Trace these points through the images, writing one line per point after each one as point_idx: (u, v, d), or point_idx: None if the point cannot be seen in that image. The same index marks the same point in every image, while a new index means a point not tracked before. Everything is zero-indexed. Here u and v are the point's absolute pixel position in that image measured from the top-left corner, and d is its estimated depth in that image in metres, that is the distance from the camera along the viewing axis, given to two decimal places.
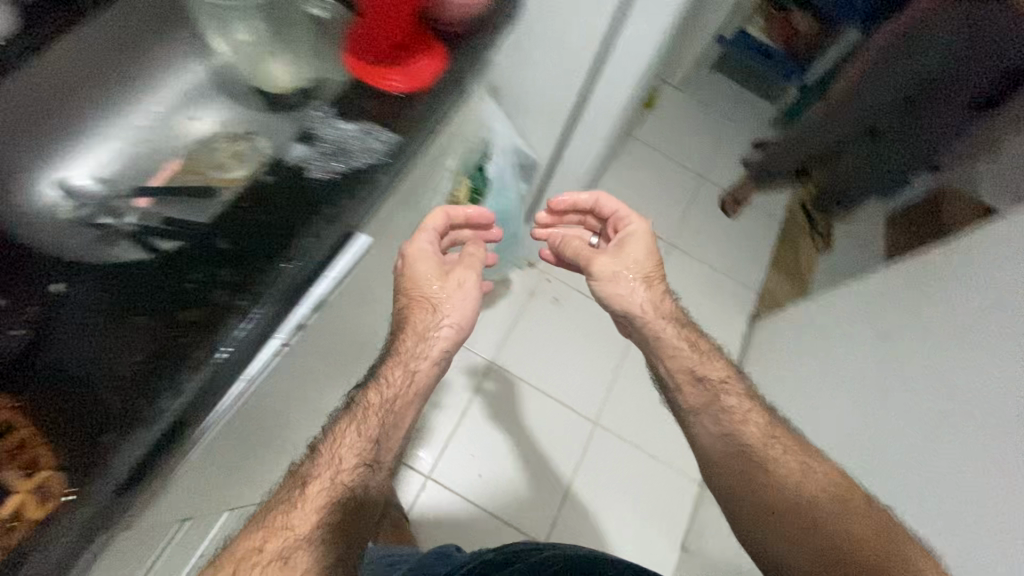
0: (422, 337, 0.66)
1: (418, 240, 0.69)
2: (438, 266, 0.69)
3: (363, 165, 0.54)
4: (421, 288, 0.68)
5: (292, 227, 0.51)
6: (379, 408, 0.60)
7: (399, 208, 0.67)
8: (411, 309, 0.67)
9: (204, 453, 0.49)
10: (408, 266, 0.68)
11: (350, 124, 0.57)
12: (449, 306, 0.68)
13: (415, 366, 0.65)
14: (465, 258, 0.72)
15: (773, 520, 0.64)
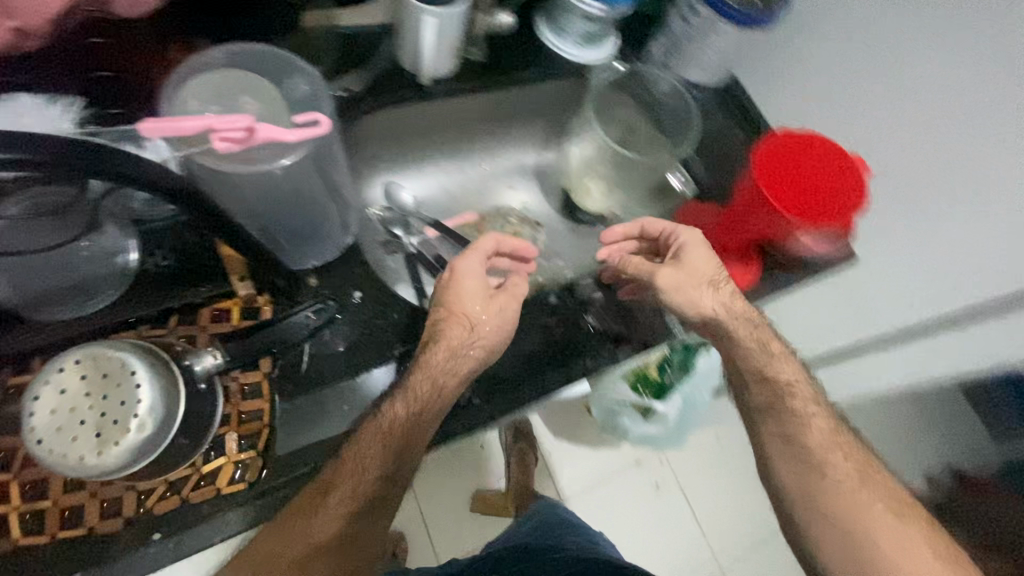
0: (458, 353, 0.54)
1: (461, 258, 0.58)
2: (484, 288, 0.58)
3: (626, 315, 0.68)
4: (459, 307, 0.56)
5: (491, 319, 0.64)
6: (401, 426, 0.50)
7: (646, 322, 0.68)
8: (444, 323, 0.55)
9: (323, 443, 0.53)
10: (455, 283, 0.57)
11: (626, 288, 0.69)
12: (487, 330, 0.56)
13: (449, 386, 0.53)
14: (511, 286, 0.59)
15: (819, 511, 0.56)
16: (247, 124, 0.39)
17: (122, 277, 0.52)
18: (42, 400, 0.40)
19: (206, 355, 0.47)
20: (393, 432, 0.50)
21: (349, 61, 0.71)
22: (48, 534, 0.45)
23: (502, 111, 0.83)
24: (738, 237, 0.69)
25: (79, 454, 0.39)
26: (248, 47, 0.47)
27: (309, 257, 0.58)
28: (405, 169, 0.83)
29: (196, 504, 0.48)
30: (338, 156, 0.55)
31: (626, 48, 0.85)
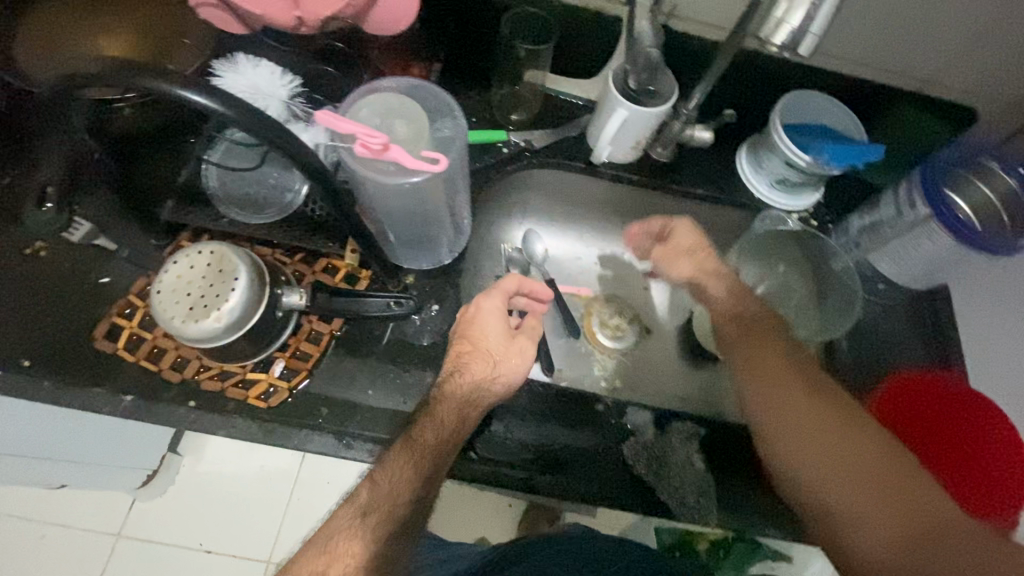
0: (482, 385, 0.58)
1: (488, 299, 0.61)
2: (506, 329, 0.61)
3: (666, 461, 0.62)
4: (484, 346, 0.59)
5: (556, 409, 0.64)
6: (429, 451, 0.54)
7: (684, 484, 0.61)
8: (458, 351, 0.59)
9: (356, 425, 0.58)
10: (477, 318, 0.60)
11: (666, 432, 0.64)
12: (507, 364, 0.59)
13: (470, 413, 0.57)
14: (526, 330, 0.64)
15: (810, 439, 0.53)
16: (384, 142, 0.41)
17: (283, 208, 0.62)
18: (177, 264, 0.51)
19: (295, 292, 0.57)
20: (414, 457, 0.53)
21: (544, 117, 0.77)
22: (133, 356, 0.57)
23: (659, 208, 0.82)
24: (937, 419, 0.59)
25: (171, 315, 0.49)
26: (419, 83, 0.47)
27: (411, 259, 0.65)
28: (551, 224, 0.88)
29: (231, 398, 0.57)
30: (464, 189, 0.59)
31: (824, 208, 0.77)
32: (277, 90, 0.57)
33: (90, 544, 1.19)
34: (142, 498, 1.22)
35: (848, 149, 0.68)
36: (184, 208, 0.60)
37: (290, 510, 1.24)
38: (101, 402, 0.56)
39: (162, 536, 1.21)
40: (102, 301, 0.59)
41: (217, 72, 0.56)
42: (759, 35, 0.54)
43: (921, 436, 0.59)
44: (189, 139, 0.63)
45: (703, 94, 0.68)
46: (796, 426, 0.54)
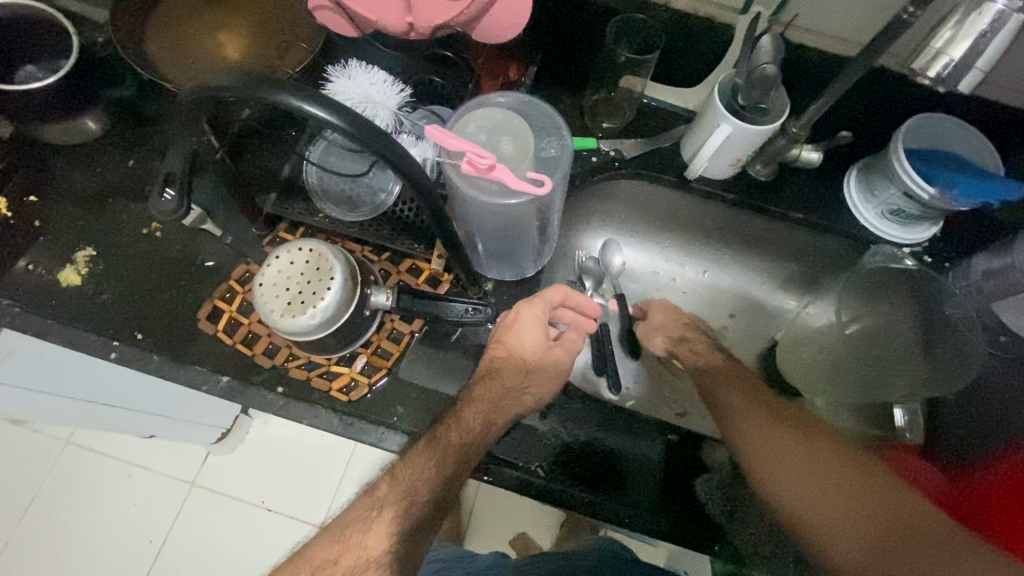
0: (512, 393, 0.59)
1: (527, 306, 0.62)
2: (544, 340, 0.62)
3: (711, 495, 0.60)
4: (520, 356, 0.60)
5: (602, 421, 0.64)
6: (450, 451, 0.53)
7: (732, 517, 0.59)
8: (492, 355, 0.60)
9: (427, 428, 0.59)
10: (516, 325, 0.61)
11: (722, 459, 0.62)
12: (540, 377, 0.61)
13: (496, 418, 0.57)
14: (564, 342, 0.65)
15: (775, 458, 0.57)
16: (491, 163, 0.41)
17: (375, 208, 0.63)
18: (279, 258, 0.54)
19: (383, 292, 0.58)
20: (434, 456, 0.53)
21: (636, 126, 0.74)
22: (231, 340, 0.60)
23: (748, 231, 0.78)
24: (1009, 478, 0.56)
25: (271, 308, 0.52)
26: (528, 99, 0.47)
27: (494, 269, 0.66)
28: (633, 237, 0.85)
29: (315, 388, 0.60)
30: (558, 207, 0.58)
31: (942, 244, 0.71)
32: (387, 99, 0.55)
33: (167, 487, 1.31)
34: (215, 453, 1.31)
35: (983, 185, 0.61)
36: (287, 198, 0.63)
37: (345, 484, 1.29)
38: (200, 380, 0.59)
39: (230, 490, 1.30)
40: (201, 278, 0.64)
41: (330, 78, 0.57)
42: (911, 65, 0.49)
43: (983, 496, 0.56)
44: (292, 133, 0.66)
45: (820, 113, 0.62)
46: (760, 441, 0.59)
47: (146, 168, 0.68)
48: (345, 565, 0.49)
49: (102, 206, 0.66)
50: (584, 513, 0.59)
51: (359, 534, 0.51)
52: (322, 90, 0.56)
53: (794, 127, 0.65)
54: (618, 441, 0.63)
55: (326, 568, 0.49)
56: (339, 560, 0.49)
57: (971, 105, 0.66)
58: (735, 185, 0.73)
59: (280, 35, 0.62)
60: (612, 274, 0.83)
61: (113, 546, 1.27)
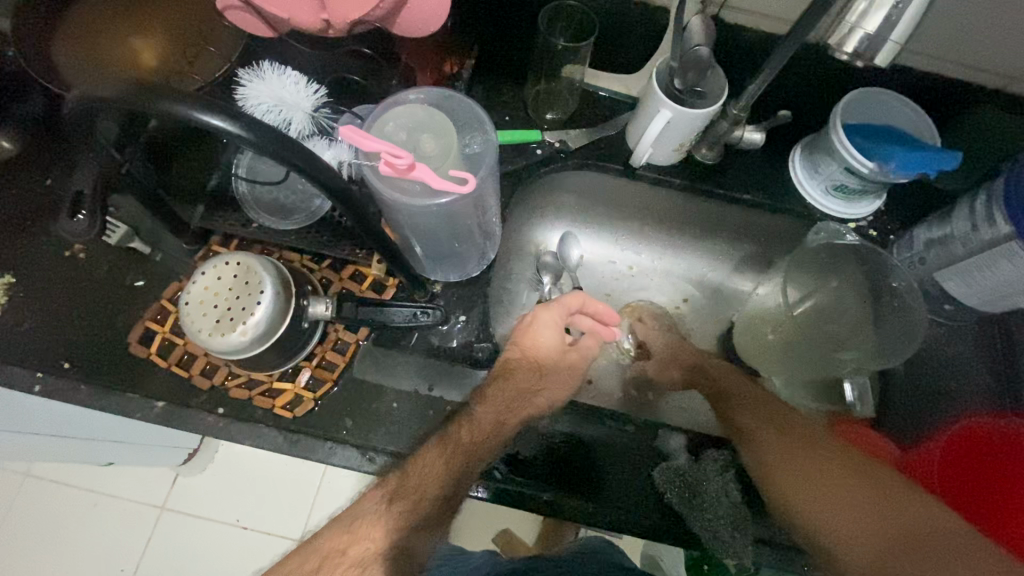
0: (526, 394, 0.58)
1: (546, 310, 0.63)
2: (561, 345, 0.64)
3: (672, 485, 0.59)
4: (537, 358, 0.61)
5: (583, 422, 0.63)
6: (461, 451, 0.53)
7: (692, 503, 0.58)
8: (511, 355, 0.60)
9: (380, 438, 0.57)
10: (532, 329, 0.63)
11: (682, 445, 0.62)
12: (552, 380, 0.61)
13: (509, 418, 0.56)
14: (580, 347, 0.66)
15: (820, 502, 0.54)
16: (410, 162, 0.39)
17: (311, 215, 0.61)
18: (205, 274, 0.51)
19: (321, 301, 0.56)
20: (446, 454, 0.53)
21: (581, 116, 0.73)
22: (166, 362, 0.57)
23: (700, 216, 0.78)
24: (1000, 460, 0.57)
25: (199, 327, 0.49)
26: (450, 94, 0.45)
27: (438, 271, 0.64)
28: (586, 227, 0.84)
29: (258, 406, 0.57)
30: (494, 203, 0.56)
31: (885, 216, 0.71)
32: (301, 100, 0.54)
33: (135, 514, 1.26)
34: (184, 475, 1.27)
35: (920, 156, 0.61)
36: (216, 212, 0.61)
37: (321, 495, 1.26)
38: (134, 407, 0.57)
39: (201, 512, 1.26)
40: (132, 299, 0.60)
41: (240, 80, 0.54)
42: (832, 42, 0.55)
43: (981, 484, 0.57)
44: (221, 142, 0.63)
45: (757, 93, 0.62)
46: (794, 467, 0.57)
47: (64, 187, 0.64)
48: (353, 556, 0.49)
49: (18, 230, 0.62)
50: (544, 511, 0.58)
51: (367, 528, 0.51)
52: (233, 95, 0.53)
53: (734, 108, 0.65)
54: (575, 434, 0.62)
55: (335, 558, 0.49)
56: (348, 552, 0.50)
57: (906, 78, 0.66)
58: (681, 169, 0.73)
59: (195, 38, 0.59)
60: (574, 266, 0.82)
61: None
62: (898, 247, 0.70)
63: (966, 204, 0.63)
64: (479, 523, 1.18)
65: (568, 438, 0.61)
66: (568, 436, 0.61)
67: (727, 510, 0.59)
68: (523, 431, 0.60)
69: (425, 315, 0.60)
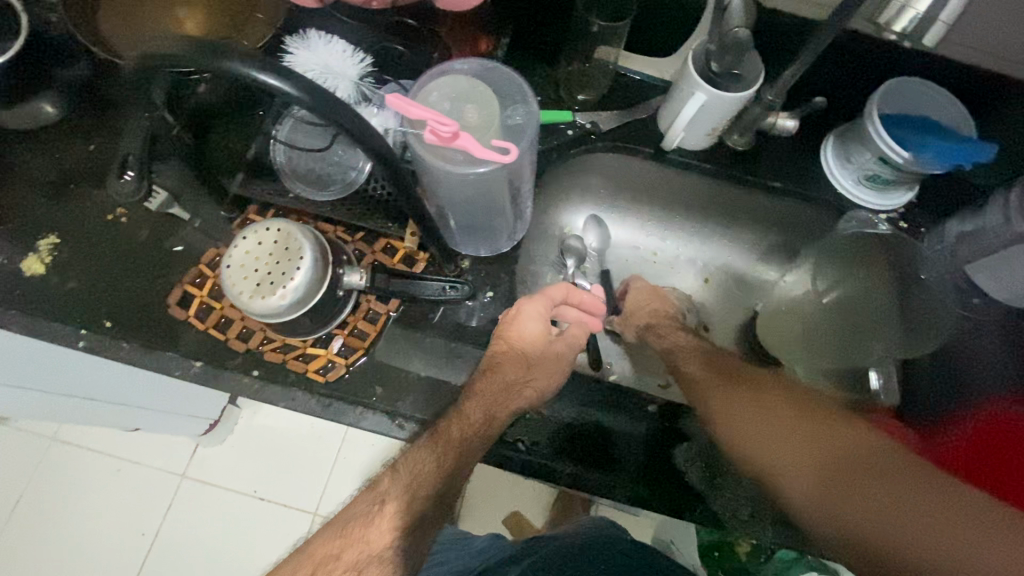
0: (516, 387, 0.58)
1: (530, 302, 0.62)
2: (545, 334, 0.61)
3: (691, 464, 0.60)
4: (522, 349, 0.60)
5: (598, 402, 0.64)
6: (471, 429, 0.54)
7: (712, 482, 0.59)
8: (494, 355, 0.59)
9: (408, 406, 0.59)
10: (515, 321, 0.61)
11: (702, 425, 0.63)
12: (541, 371, 0.60)
13: (498, 413, 0.56)
14: (567, 337, 0.64)
15: (830, 483, 0.56)
16: (455, 130, 0.40)
17: (347, 186, 0.62)
18: (246, 240, 0.53)
19: (356, 272, 0.57)
20: (459, 430, 0.54)
21: (612, 98, 0.73)
22: (203, 325, 0.59)
23: (727, 204, 0.78)
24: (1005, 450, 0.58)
25: (240, 290, 0.51)
26: (493, 65, 0.46)
27: (468, 246, 0.65)
28: (609, 210, 0.84)
29: (291, 371, 0.59)
30: (528, 178, 0.57)
31: (917, 209, 0.70)
32: (347, 69, 0.56)
33: (158, 481, 1.30)
34: (205, 445, 1.30)
35: (954, 149, 0.61)
36: (255, 180, 0.62)
37: (337, 469, 1.29)
38: (174, 365, 0.59)
39: (221, 480, 1.29)
40: (172, 264, 0.62)
41: (288, 49, 0.57)
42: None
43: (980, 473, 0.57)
44: (258, 113, 0.63)
45: (792, 79, 0.62)
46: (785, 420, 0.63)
47: (108, 153, 0.65)
48: (349, 561, 0.50)
49: (63, 194, 0.63)
50: (566, 485, 0.58)
51: (362, 531, 0.52)
52: (282, 62, 0.55)
53: (769, 94, 0.65)
54: (594, 412, 0.63)
55: (329, 563, 0.50)
56: (342, 556, 0.50)
57: (945, 68, 0.65)
58: (711, 154, 0.73)
59: (236, 6, 0.60)
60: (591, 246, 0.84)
61: (104, 542, 1.25)
62: (927, 241, 0.69)
63: (1002, 196, 0.62)
64: (491, 503, 1.20)
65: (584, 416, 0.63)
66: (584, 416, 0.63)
67: (749, 494, 0.59)
68: (539, 412, 0.62)
69: (454, 285, 0.61)
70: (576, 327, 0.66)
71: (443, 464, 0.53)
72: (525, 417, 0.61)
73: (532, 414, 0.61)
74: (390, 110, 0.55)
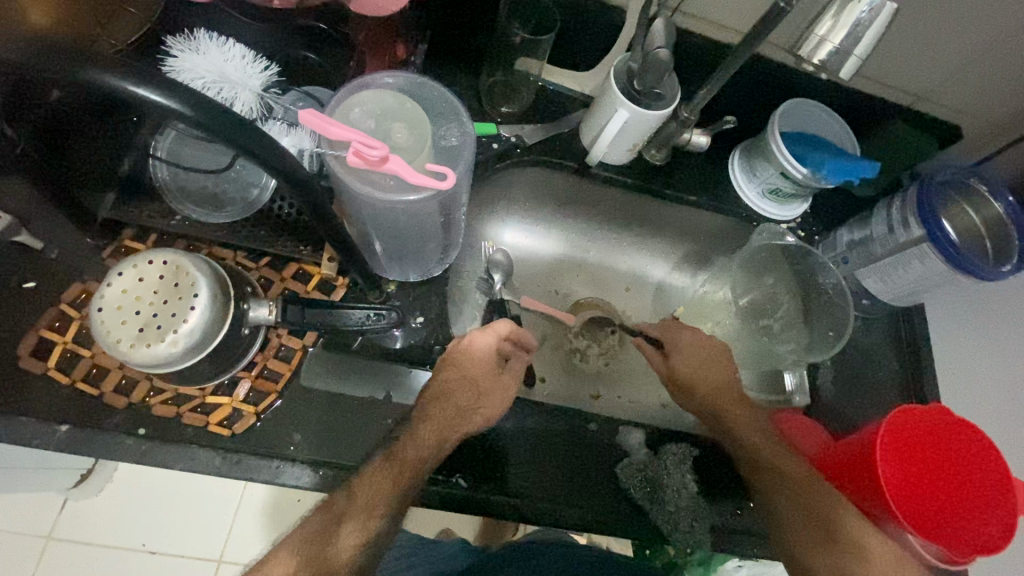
0: (463, 413, 0.56)
1: (483, 333, 0.60)
2: (493, 364, 0.59)
3: (633, 479, 0.60)
4: (472, 377, 0.57)
5: (540, 424, 0.61)
6: (407, 469, 0.51)
7: (653, 492, 0.60)
8: (441, 376, 0.56)
9: (331, 450, 0.53)
10: (462, 350, 0.58)
11: (640, 439, 0.63)
12: (490, 400, 0.58)
13: (451, 435, 0.55)
14: (514, 368, 0.61)
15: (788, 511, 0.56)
16: (384, 154, 0.36)
17: (248, 206, 0.55)
18: (122, 275, 0.44)
19: (265, 305, 0.50)
20: (394, 473, 0.51)
21: (535, 111, 0.71)
22: (69, 378, 0.50)
23: (649, 216, 0.80)
24: (940, 452, 0.51)
25: (118, 338, 0.42)
26: (421, 81, 0.44)
27: (395, 271, 0.60)
28: (536, 223, 0.82)
29: (189, 424, 0.51)
30: (464, 201, 0.54)
31: (812, 220, 0.77)
32: (248, 79, 0.49)
33: (12, 549, 1.04)
34: (74, 499, 1.06)
35: (847, 164, 0.65)
36: (131, 199, 0.53)
37: (245, 507, 1.10)
38: (30, 433, 0.48)
39: (97, 539, 1.06)
40: (22, 306, 0.50)
41: (171, 50, 0.48)
42: (798, 53, 0.54)
43: (919, 479, 0.51)
44: (132, 117, 0.52)
45: (705, 99, 0.64)
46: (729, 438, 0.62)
47: None
48: None
49: None
50: (510, 517, 0.56)
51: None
52: (162, 66, 0.47)
53: (685, 111, 0.66)
54: (533, 435, 0.61)
55: None
56: None
57: (834, 91, 0.72)
58: (634, 167, 0.74)
59: None
60: (508, 249, 0.82)
61: None
62: (825, 249, 0.75)
63: (885, 208, 0.69)
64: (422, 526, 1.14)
65: (526, 440, 0.60)
66: (527, 439, 0.60)
67: (685, 499, 0.61)
68: (478, 443, 0.58)
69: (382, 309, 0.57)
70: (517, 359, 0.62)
71: (375, 517, 0.50)
72: (464, 450, 0.57)
73: (473, 445, 0.58)
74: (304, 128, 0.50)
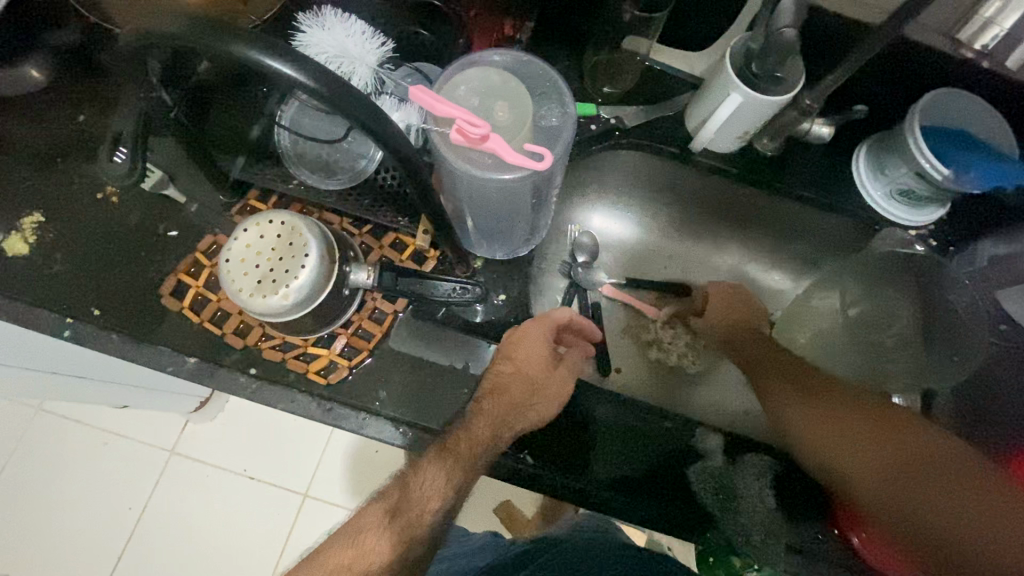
0: (518, 409, 0.55)
1: (536, 323, 0.58)
2: (547, 359, 0.58)
3: (706, 491, 0.58)
4: (528, 371, 0.56)
5: (607, 419, 0.61)
6: (462, 461, 0.52)
7: (728, 504, 0.58)
8: (495, 371, 0.56)
9: (410, 411, 0.56)
10: (515, 344, 0.57)
11: (716, 443, 0.62)
12: (544, 396, 0.57)
13: (505, 431, 0.54)
14: (568, 360, 0.60)
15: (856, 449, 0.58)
16: (484, 133, 0.37)
17: (356, 174, 0.59)
18: (247, 232, 0.49)
19: (363, 270, 0.54)
20: (449, 464, 0.52)
21: (639, 93, 0.69)
22: (198, 318, 0.56)
23: (751, 208, 0.74)
24: None
25: (239, 287, 0.47)
26: (526, 58, 0.44)
27: (483, 247, 0.62)
28: (627, 208, 0.80)
29: (292, 369, 0.56)
30: (556, 183, 0.54)
31: (949, 227, 0.67)
32: (365, 54, 0.52)
33: (141, 457, 1.21)
34: (195, 421, 1.21)
35: (1001, 168, 0.57)
36: (257, 164, 0.58)
37: (331, 449, 1.21)
38: (166, 362, 0.56)
39: (210, 458, 1.21)
40: (168, 252, 0.58)
41: (300, 25, 0.52)
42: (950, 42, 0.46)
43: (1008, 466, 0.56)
44: (262, 90, 0.59)
45: (835, 85, 0.58)
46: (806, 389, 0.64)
47: (99, 125, 0.59)
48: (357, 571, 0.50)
49: (50, 164, 0.57)
50: (574, 500, 0.57)
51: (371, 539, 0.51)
52: (292, 41, 0.51)
53: (808, 98, 0.60)
54: (604, 424, 0.60)
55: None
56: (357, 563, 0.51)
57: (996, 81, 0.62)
58: (740, 157, 0.69)
59: None
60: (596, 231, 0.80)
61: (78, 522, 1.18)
62: (960, 261, 0.66)
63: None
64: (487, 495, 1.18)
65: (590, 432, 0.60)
66: (595, 432, 0.60)
67: (763, 515, 0.58)
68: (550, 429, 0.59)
69: (462, 283, 0.58)
70: (578, 355, 0.62)
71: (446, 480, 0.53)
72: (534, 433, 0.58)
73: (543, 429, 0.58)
74: (414, 104, 0.53)
